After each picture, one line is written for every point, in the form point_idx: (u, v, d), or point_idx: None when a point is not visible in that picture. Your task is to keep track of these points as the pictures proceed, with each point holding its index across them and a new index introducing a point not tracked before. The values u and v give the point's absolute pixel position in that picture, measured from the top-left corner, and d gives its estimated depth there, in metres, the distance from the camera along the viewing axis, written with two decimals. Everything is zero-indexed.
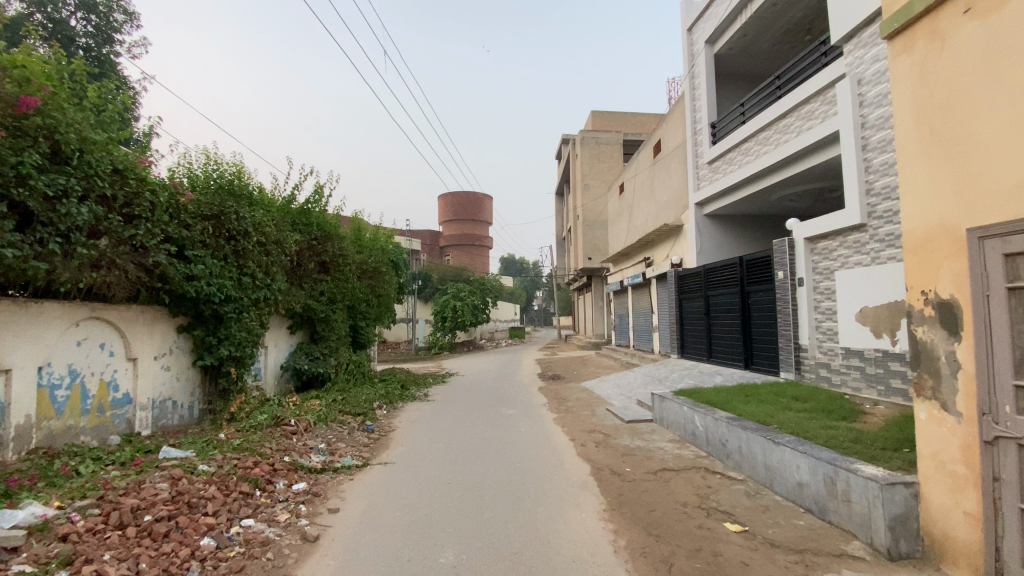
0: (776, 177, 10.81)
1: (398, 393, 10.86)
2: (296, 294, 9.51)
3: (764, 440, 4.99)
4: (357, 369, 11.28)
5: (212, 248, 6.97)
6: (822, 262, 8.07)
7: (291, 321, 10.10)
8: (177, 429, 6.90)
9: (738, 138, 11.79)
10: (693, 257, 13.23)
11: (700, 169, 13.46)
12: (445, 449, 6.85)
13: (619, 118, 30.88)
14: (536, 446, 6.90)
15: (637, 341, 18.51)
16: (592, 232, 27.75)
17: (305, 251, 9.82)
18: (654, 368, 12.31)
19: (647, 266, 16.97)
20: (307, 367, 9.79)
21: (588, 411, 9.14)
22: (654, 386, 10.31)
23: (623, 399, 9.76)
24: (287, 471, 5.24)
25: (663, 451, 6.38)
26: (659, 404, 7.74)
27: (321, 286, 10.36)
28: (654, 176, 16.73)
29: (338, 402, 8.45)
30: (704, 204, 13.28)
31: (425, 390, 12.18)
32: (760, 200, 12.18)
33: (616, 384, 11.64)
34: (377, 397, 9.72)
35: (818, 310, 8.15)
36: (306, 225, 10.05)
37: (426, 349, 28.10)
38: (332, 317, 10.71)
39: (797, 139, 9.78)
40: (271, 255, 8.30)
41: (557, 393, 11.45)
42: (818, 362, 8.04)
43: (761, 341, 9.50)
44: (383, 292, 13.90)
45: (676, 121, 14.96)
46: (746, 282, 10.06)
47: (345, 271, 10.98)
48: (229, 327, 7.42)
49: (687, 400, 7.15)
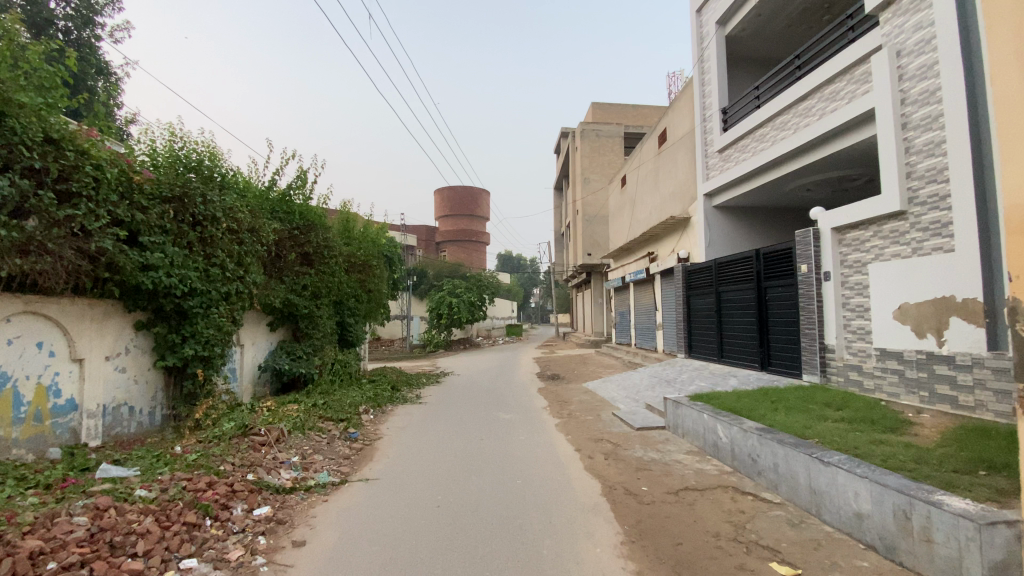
0: (794, 165, 10.07)
1: (387, 395, 10.07)
2: (275, 288, 8.71)
3: (807, 458, 4.28)
4: (343, 370, 10.49)
5: (173, 235, 6.17)
6: (853, 254, 7.34)
7: (271, 318, 9.29)
8: (133, 439, 6.10)
9: (751, 124, 11.03)
10: (702, 251, 12.50)
11: (709, 157, 12.70)
12: (436, 462, 6.08)
13: (620, 110, 30.10)
14: (538, 458, 6.16)
15: (639, 339, 17.78)
16: (592, 227, 26.99)
17: (284, 241, 9.04)
18: (661, 368, 11.57)
19: (651, 260, 16.23)
20: (287, 366, 9.01)
21: (593, 416, 8.39)
22: (663, 389, 9.58)
23: (630, 402, 9.02)
24: (249, 493, 4.46)
25: (682, 465, 5.64)
26: (673, 410, 7.01)
27: (303, 279, 9.54)
28: (658, 167, 15.97)
29: (317, 406, 7.66)
30: (713, 195, 12.54)
31: (417, 391, 11.39)
32: (775, 191, 11.44)
33: (621, 386, 10.89)
34: (364, 400, 8.92)
35: (847, 307, 7.42)
36: (286, 214, 9.34)
37: (420, 346, 27.33)
38: (317, 313, 9.91)
39: (819, 123, 9.06)
40: (245, 244, 7.48)
41: (558, 395, 10.69)
42: (847, 364, 7.32)
43: (780, 340, 8.78)
44: (374, 287, 13.08)
45: (682, 108, 14.20)
46: (762, 277, 9.32)
47: (330, 264, 10.17)
48: (195, 324, 6.63)
49: (707, 405, 6.42)
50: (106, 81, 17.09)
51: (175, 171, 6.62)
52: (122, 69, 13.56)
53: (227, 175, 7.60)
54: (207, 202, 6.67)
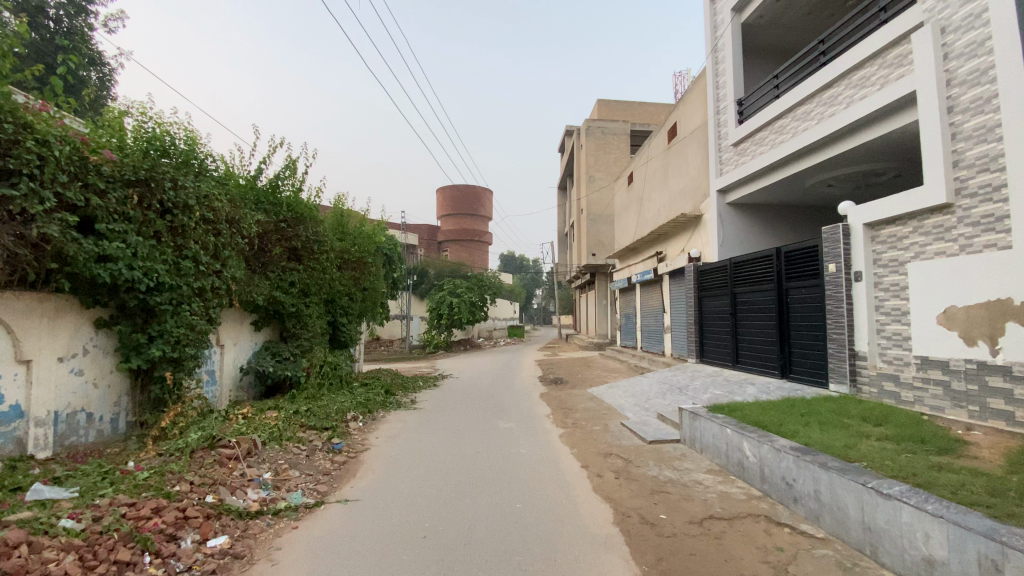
0: (818, 158, 9.40)
1: (379, 400, 9.42)
2: (261, 284, 8.09)
3: (859, 486, 3.65)
4: (333, 372, 9.85)
5: (136, 223, 5.58)
6: (888, 251, 6.68)
7: (256, 317, 8.67)
8: (89, 450, 5.48)
9: (769, 115, 10.37)
10: (714, 250, 11.85)
11: (723, 151, 12.04)
12: (427, 480, 5.44)
13: (626, 107, 29.42)
14: (540, 476, 5.52)
15: (646, 342, 17.11)
16: (597, 227, 26.34)
17: (269, 234, 8.39)
18: (671, 373, 10.90)
19: (659, 260, 15.58)
20: (271, 369, 8.39)
21: (600, 426, 7.73)
22: (675, 397, 8.92)
23: (640, 411, 8.36)
24: (203, 520, 3.83)
25: (704, 487, 4.99)
26: (690, 422, 6.36)
27: (291, 276, 8.88)
28: (668, 163, 15.32)
29: (299, 413, 6.99)
30: (727, 191, 11.87)
31: (412, 395, 10.75)
32: (794, 186, 10.78)
33: (628, 392, 10.23)
34: (353, 406, 8.26)
35: (881, 311, 6.76)
36: (273, 206, 8.74)
37: (420, 347, 26.72)
38: (305, 312, 9.27)
39: (846, 111, 8.40)
40: (223, 236, 6.85)
41: (561, 401, 10.03)
42: (882, 374, 6.64)
43: (802, 346, 8.12)
44: (368, 285, 12.42)
45: (694, 101, 13.55)
46: (784, 277, 8.65)
47: (320, 260, 9.53)
48: (163, 322, 6.02)
49: (729, 418, 5.77)
50: (99, 71, 16.53)
51: (143, 153, 6.00)
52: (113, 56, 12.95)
53: (205, 161, 6.98)
54: (178, 188, 6.06)
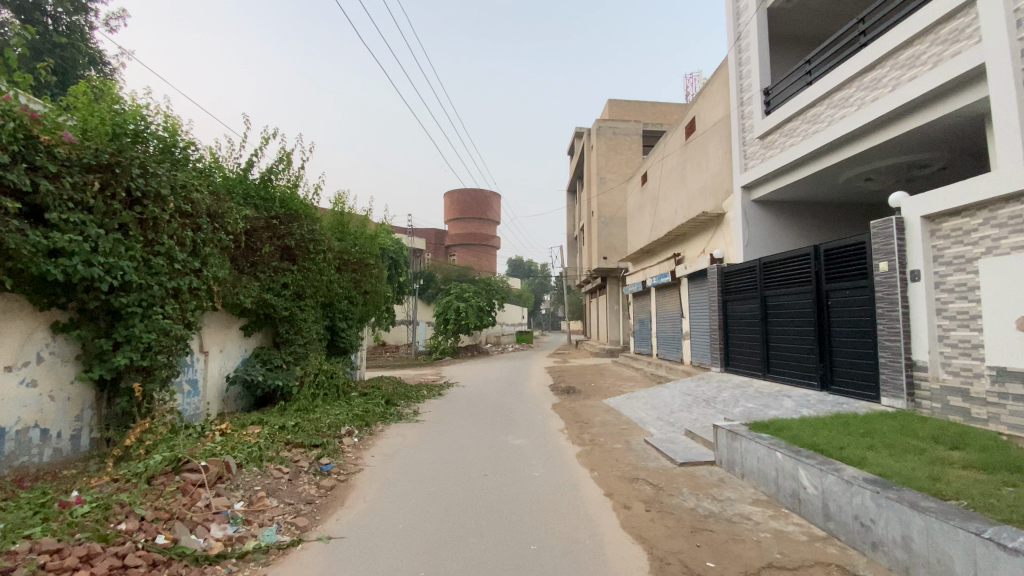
0: (858, 148, 8.61)
1: (378, 412, 8.67)
2: (249, 284, 7.42)
3: (970, 536, 2.88)
4: (331, 382, 9.11)
5: (98, 214, 4.94)
6: (952, 247, 5.87)
7: (245, 321, 7.99)
8: (42, 472, 4.81)
9: (800, 104, 9.60)
10: (740, 250, 11.04)
11: (748, 145, 11.26)
12: (426, 510, 4.67)
13: (638, 107, 28.66)
14: (558, 508, 4.72)
15: (662, 349, 16.25)
16: (608, 230, 25.55)
17: (259, 230, 7.70)
18: (693, 384, 10.08)
19: (677, 263, 14.77)
20: (261, 378, 7.71)
21: (621, 444, 6.93)
22: (702, 410, 8.10)
23: (666, 426, 7.56)
24: (144, 569, 3.11)
25: (754, 524, 4.19)
26: (728, 442, 5.56)
27: (284, 277, 8.17)
28: (685, 160, 14.54)
29: (286, 428, 6.27)
30: (754, 187, 11.07)
31: (415, 406, 9.99)
32: (828, 181, 9.97)
33: (648, 404, 9.41)
34: (348, 419, 7.52)
35: (944, 316, 5.94)
36: (264, 201, 8.07)
37: (426, 353, 26.04)
38: (299, 316, 8.55)
39: (895, 94, 7.60)
40: (204, 231, 6.17)
41: (575, 413, 9.24)
42: (947, 387, 5.80)
43: (846, 354, 7.30)
44: (370, 288, 11.70)
45: (715, 93, 12.79)
46: (823, 278, 7.82)
47: (316, 260, 8.82)
48: (130, 326, 5.34)
49: (778, 439, 4.98)
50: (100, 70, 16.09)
51: (110, 137, 5.37)
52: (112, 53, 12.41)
53: (184, 149, 6.33)
54: (148, 176, 5.41)
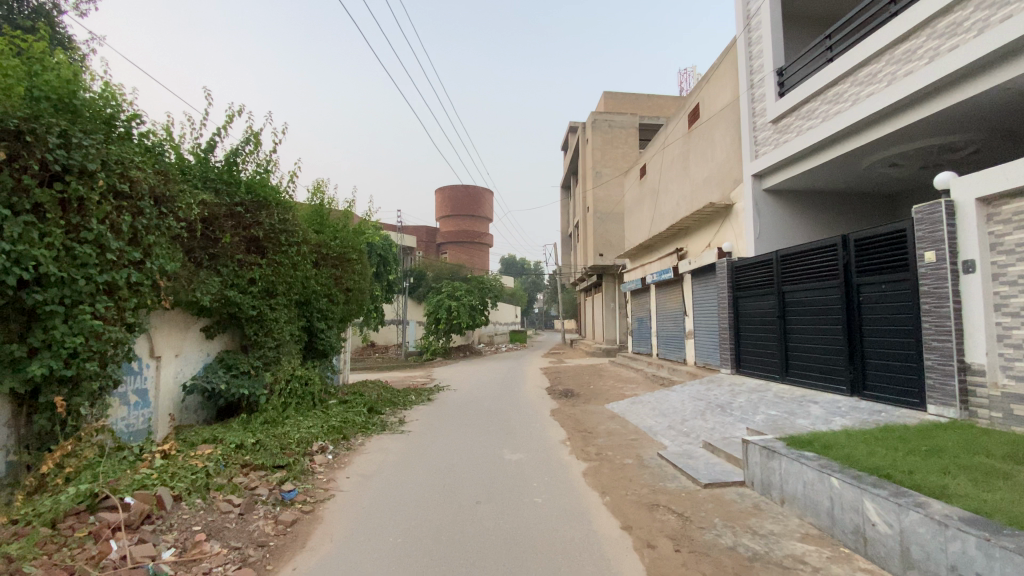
0: (886, 129, 7.85)
1: (358, 422, 7.77)
2: (208, 279, 6.50)
3: None
4: (306, 388, 8.20)
5: (4, 191, 4.06)
6: (1014, 234, 5.09)
7: (206, 322, 7.08)
8: None
9: (820, 82, 8.83)
10: (751, 243, 10.26)
11: (759, 130, 10.48)
12: (405, 550, 3.81)
13: (634, 100, 27.88)
14: (567, 546, 3.87)
15: (664, 350, 15.46)
16: (603, 226, 24.76)
17: (220, 218, 6.78)
18: (704, 387, 9.30)
19: (680, 258, 13.99)
20: (222, 386, 6.80)
21: (633, 459, 6.10)
22: (718, 418, 7.30)
23: (680, 438, 6.74)
24: None
25: (813, 571, 3.37)
26: (763, 462, 4.75)
27: (251, 271, 7.24)
28: (688, 150, 13.74)
29: (245, 447, 5.35)
30: (767, 175, 10.30)
31: (400, 414, 9.10)
32: (848, 167, 9.22)
33: (656, 410, 8.60)
34: (322, 432, 6.62)
35: (1004, 313, 5.17)
36: (227, 186, 7.14)
37: (416, 354, 25.14)
38: (270, 316, 7.63)
39: (934, 66, 6.82)
40: (148, 216, 5.27)
41: (577, 420, 8.42)
42: (1010, 395, 5.02)
43: (883, 357, 6.53)
44: (352, 286, 10.76)
45: (722, 77, 11.98)
46: (853, 271, 7.04)
47: (287, 253, 7.89)
48: (49, 328, 4.42)
49: (829, 460, 4.17)
50: None
51: (26, 100, 4.46)
52: (85, 45, 10.88)
53: (128, 122, 5.45)
54: (72, 148, 4.54)
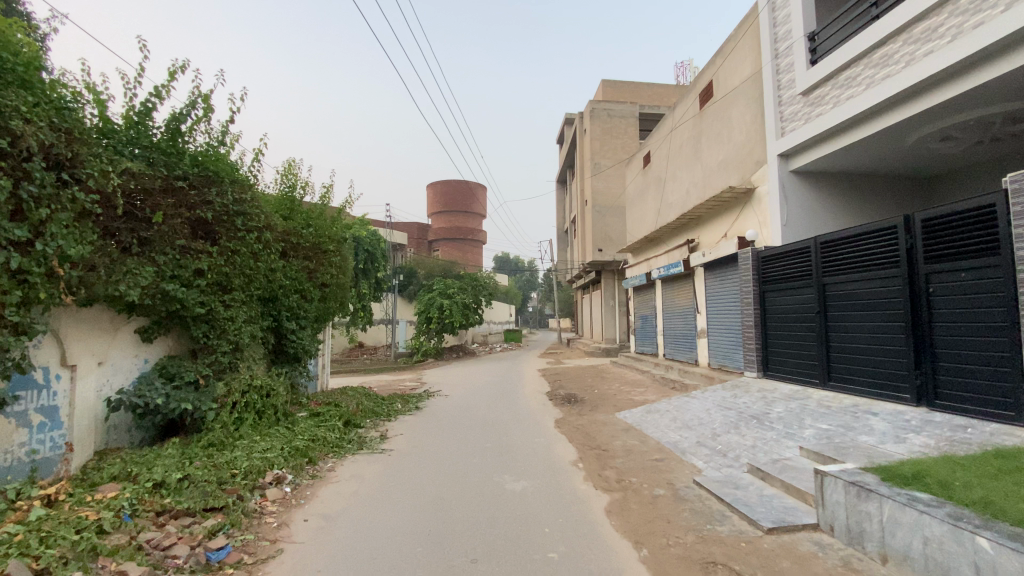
0: (944, 94, 6.70)
1: (331, 441, 6.53)
2: (139, 269, 5.27)
3: None
4: (271, 400, 6.94)
5: None
6: None
7: (140, 323, 5.82)
8: None
9: (862, 44, 7.69)
10: (778, 230, 9.14)
11: (786, 105, 9.34)
12: None
13: (633, 89, 26.69)
14: None
15: (672, 350, 14.33)
16: (603, 220, 23.64)
17: (155, 194, 5.53)
18: (729, 394, 8.15)
19: (691, 250, 12.84)
20: (156, 401, 5.55)
21: (664, 489, 4.93)
22: (757, 433, 6.15)
23: (717, 461, 5.58)
24: None
25: None
26: (852, 503, 3.63)
27: (199, 260, 5.98)
28: (701, 132, 12.59)
29: (166, 488, 4.11)
30: (795, 155, 9.19)
31: (381, 427, 7.86)
32: (891, 143, 8.12)
33: (678, 421, 7.44)
34: (281, 457, 5.38)
35: None
36: (166, 157, 5.86)
37: (406, 355, 23.90)
38: (224, 314, 6.39)
39: (1014, 11, 5.66)
40: (40, 182, 4.10)
41: (587, 434, 7.25)
42: None
43: (961, 360, 5.42)
44: (328, 281, 9.49)
45: (741, 49, 10.83)
46: (919, 259, 5.91)
47: (243, 240, 6.64)
48: None
49: (961, 509, 3.05)
50: None
51: None
52: None
53: (20, 64, 4.20)
54: None
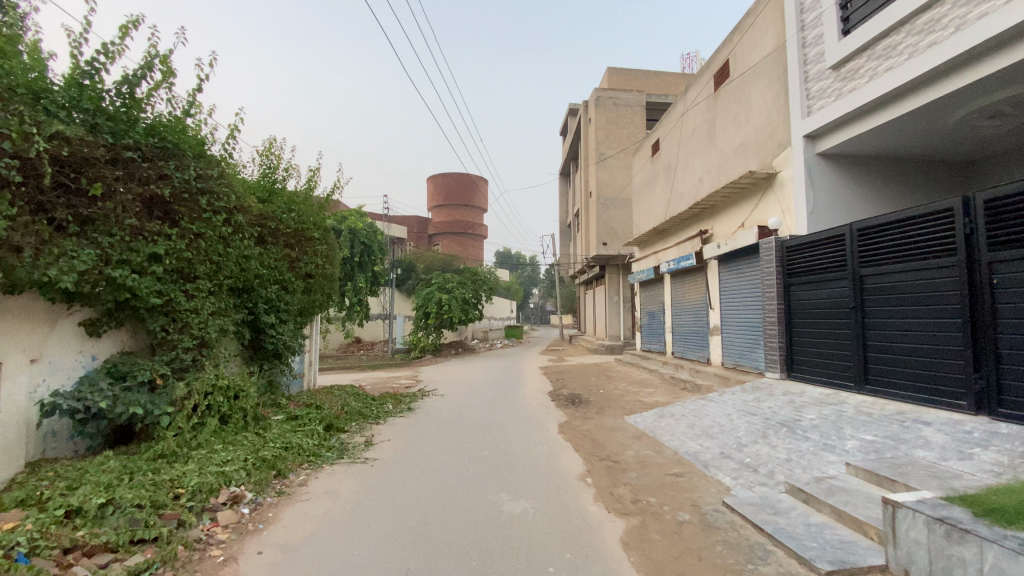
0: (998, 63, 5.89)
1: (307, 449, 5.78)
2: (77, 252, 4.55)
3: None
4: (240, 402, 6.19)
5: None
6: None
7: (81, 314, 5.10)
8: None
9: (903, 9, 6.87)
10: (803, 219, 8.38)
11: (813, 81, 8.53)
12: None
13: (639, 77, 25.81)
14: None
15: (682, 348, 13.54)
16: (608, 212, 22.85)
17: (97, 165, 4.79)
18: (751, 398, 7.39)
19: (704, 242, 12.05)
20: (98, 403, 4.80)
21: (689, 513, 4.17)
22: (790, 444, 5.37)
23: (748, 478, 4.81)
24: None
25: None
26: (936, 545, 2.87)
27: (155, 243, 5.23)
28: (716, 116, 11.78)
29: (82, 517, 3.41)
30: (822, 137, 8.41)
31: (366, 431, 7.11)
32: (931, 122, 7.33)
33: (697, 428, 6.67)
34: (240, 471, 4.63)
35: None
36: (114, 124, 5.10)
37: (404, 351, 23.19)
38: (186, 306, 5.63)
39: None
40: None
41: (595, 442, 6.49)
42: None
43: None
44: (313, 271, 8.73)
45: (761, 23, 10.01)
46: (979, 247, 5.13)
47: (208, 221, 5.88)
48: None
49: None
50: None
51: None
52: None
53: None
54: None
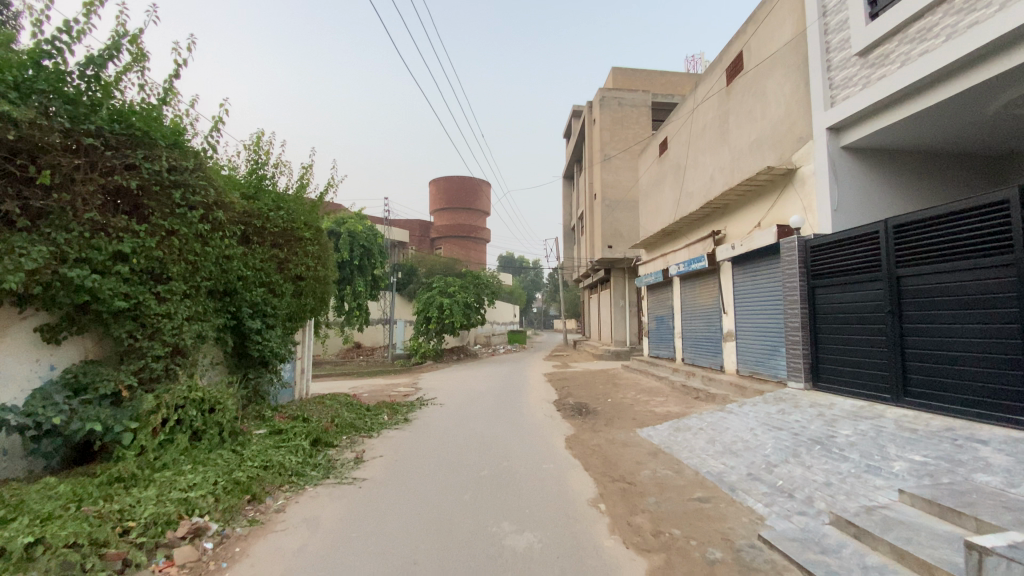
0: None
1: (289, 469, 5.21)
2: (27, 248, 4.06)
3: None
4: (218, 415, 5.63)
5: None
6: None
7: (36, 318, 4.60)
8: None
9: None
10: (827, 216, 7.81)
11: (837, 70, 7.98)
12: None
13: (644, 77, 25.33)
14: None
15: (693, 355, 12.93)
16: (613, 214, 22.30)
17: (50, 152, 4.29)
18: (775, 410, 6.80)
19: (717, 243, 11.48)
20: (48, 417, 4.26)
21: (721, 550, 3.60)
22: (827, 465, 4.79)
23: (784, 505, 4.23)
24: None
25: None
26: None
27: (120, 240, 4.71)
28: (729, 111, 11.24)
29: (5, 559, 2.88)
30: (847, 129, 7.86)
31: (356, 446, 6.55)
32: (967, 112, 6.78)
33: (718, 444, 6.08)
34: (207, 496, 4.08)
35: None
36: (76, 107, 4.59)
37: (404, 357, 22.62)
38: (156, 310, 5.09)
39: None
40: None
41: (607, 460, 5.90)
42: None
43: None
44: (303, 273, 8.21)
45: (779, 12, 9.48)
46: None
47: (182, 217, 5.36)
48: None
49: None
50: None
51: None
52: None
53: None
54: None
